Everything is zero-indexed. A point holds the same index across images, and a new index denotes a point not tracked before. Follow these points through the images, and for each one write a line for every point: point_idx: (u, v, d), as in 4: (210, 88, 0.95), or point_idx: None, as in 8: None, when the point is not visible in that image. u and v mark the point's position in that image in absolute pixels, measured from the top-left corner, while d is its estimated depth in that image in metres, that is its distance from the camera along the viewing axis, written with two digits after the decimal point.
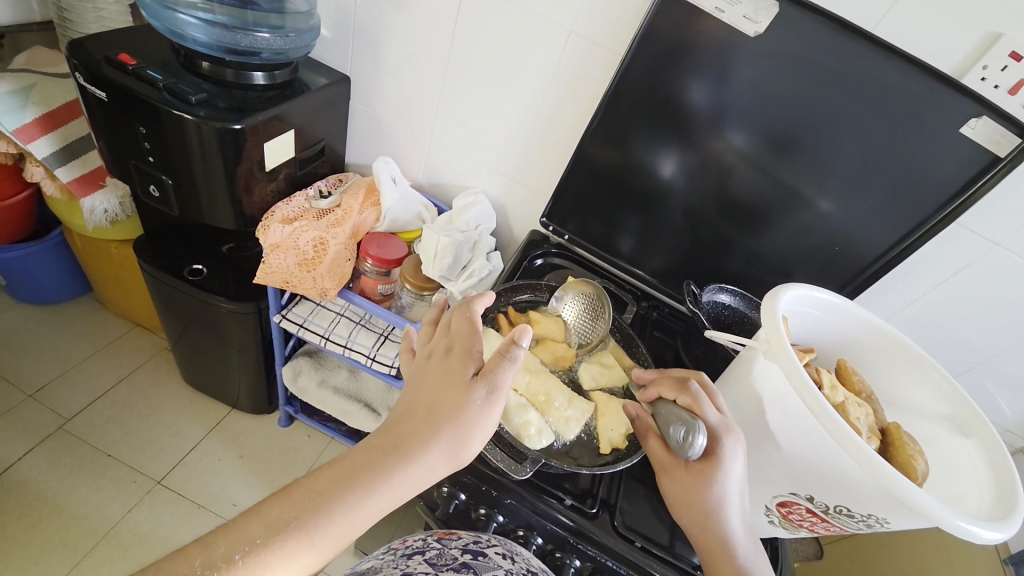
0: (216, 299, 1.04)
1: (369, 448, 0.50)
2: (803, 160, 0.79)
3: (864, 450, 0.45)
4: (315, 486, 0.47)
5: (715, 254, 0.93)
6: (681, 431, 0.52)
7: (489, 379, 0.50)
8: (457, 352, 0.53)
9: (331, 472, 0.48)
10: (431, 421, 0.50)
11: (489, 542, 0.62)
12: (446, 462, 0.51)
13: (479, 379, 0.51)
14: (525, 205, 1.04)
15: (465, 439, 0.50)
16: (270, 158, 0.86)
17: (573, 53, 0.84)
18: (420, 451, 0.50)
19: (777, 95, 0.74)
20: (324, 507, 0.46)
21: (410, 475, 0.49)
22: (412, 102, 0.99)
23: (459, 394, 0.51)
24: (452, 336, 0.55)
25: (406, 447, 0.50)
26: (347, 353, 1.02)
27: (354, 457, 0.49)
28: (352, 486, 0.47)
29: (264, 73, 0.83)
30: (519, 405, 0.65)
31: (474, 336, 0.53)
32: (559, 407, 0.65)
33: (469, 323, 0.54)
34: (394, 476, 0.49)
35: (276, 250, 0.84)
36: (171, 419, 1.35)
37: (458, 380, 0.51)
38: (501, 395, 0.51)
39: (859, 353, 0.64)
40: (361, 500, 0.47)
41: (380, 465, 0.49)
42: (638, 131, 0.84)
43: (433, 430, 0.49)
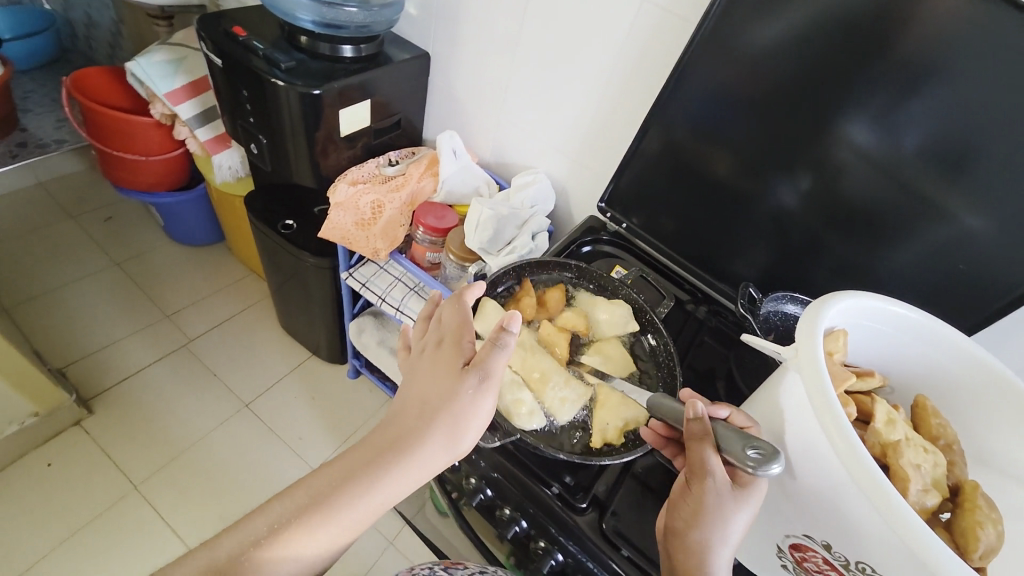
0: (301, 253, 1.18)
1: (366, 448, 0.53)
2: (920, 153, 0.63)
3: (890, 500, 0.37)
4: (316, 484, 0.51)
5: (792, 259, 0.80)
6: (752, 451, 0.41)
7: (480, 367, 0.52)
8: (450, 345, 0.55)
9: (331, 472, 0.51)
10: (427, 414, 0.52)
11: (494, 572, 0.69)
12: (445, 451, 0.53)
13: (470, 367, 0.53)
14: (585, 189, 1.00)
15: (461, 427, 0.52)
16: (347, 125, 0.94)
17: (646, 26, 0.78)
18: (418, 445, 0.52)
19: (888, 68, 0.61)
20: (325, 503, 0.49)
21: (410, 468, 0.51)
22: (485, 78, 1.01)
23: (452, 383, 0.53)
24: (446, 328, 0.57)
25: (404, 443, 0.52)
26: (398, 315, 1.09)
27: (351, 459, 0.52)
28: (353, 483, 0.50)
29: (352, 47, 0.91)
30: (513, 383, 0.62)
31: (465, 329, 0.55)
32: (553, 388, 0.62)
33: (459, 316, 0.56)
34: (394, 471, 0.51)
35: (338, 208, 0.90)
36: (264, 355, 1.56)
37: (450, 371, 0.54)
38: (492, 383, 0.53)
39: (948, 392, 0.50)
40: (360, 496, 0.50)
41: (379, 461, 0.51)
42: (709, 110, 0.76)
43: (427, 423, 0.52)
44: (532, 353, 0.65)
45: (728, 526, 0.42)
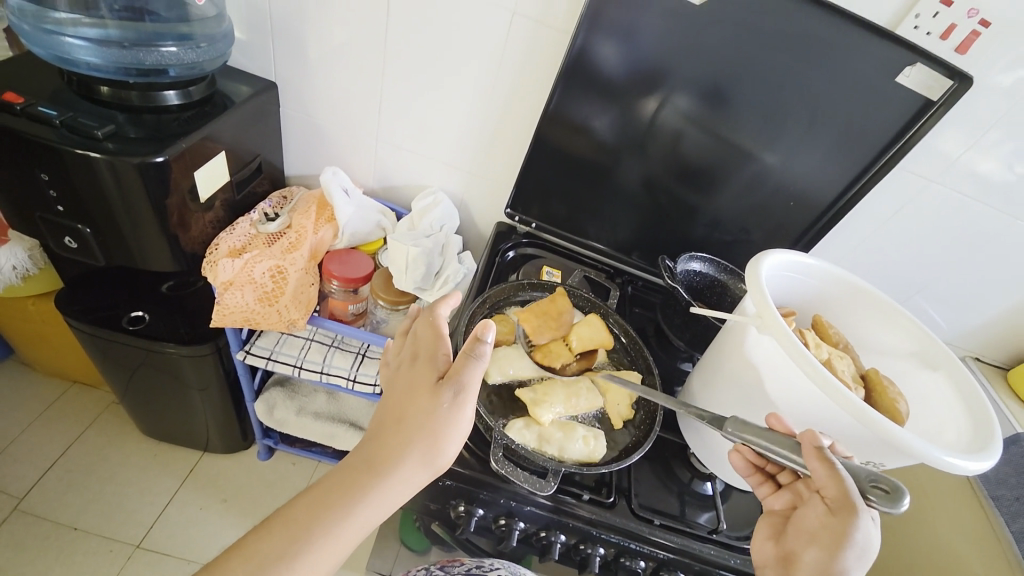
0: (164, 345, 0.95)
1: (343, 471, 0.51)
2: (756, 122, 0.81)
3: (863, 410, 0.49)
4: (292, 515, 0.48)
5: (680, 222, 0.95)
6: (878, 487, 0.45)
7: (454, 381, 0.51)
8: (424, 359, 0.54)
9: (307, 499, 0.49)
10: (402, 432, 0.51)
11: (492, 565, 0.67)
12: (425, 469, 0.51)
13: (445, 381, 0.51)
14: (486, 198, 1.01)
15: (437, 444, 0.51)
16: (203, 186, 0.78)
17: (518, 39, 0.80)
18: (396, 464, 0.50)
19: (725, 60, 0.75)
20: (306, 534, 0.47)
21: (389, 487, 0.50)
22: (349, 104, 0.92)
23: (428, 399, 0.51)
24: (418, 342, 0.55)
25: (381, 461, 0.50)
26: (325, 378, 0.97)
27: (329, 480, 0.50)
28: (333, 508, 0.48)
29: (177, 92, 0.76)
30: (563, 427, 0.64)
31: (438, 341, 0.54)
32: (581, 404, 0.66)
33: (432, 330, 0.55)
34: (374, 493, 0.49)
35: (230, 288, 0.76)
36: (138, 477, 1.26)
37: (426, 386, 0.52)
38: (468, 395, 0.51)
39: (833, 307, 0.67)
40: (342, 521, 0.48)
41: (358, 483, 0.50)
42: (595, 110, 0.83)
43: (404, 441, 0.50)
44: (550, 396, 0.65)
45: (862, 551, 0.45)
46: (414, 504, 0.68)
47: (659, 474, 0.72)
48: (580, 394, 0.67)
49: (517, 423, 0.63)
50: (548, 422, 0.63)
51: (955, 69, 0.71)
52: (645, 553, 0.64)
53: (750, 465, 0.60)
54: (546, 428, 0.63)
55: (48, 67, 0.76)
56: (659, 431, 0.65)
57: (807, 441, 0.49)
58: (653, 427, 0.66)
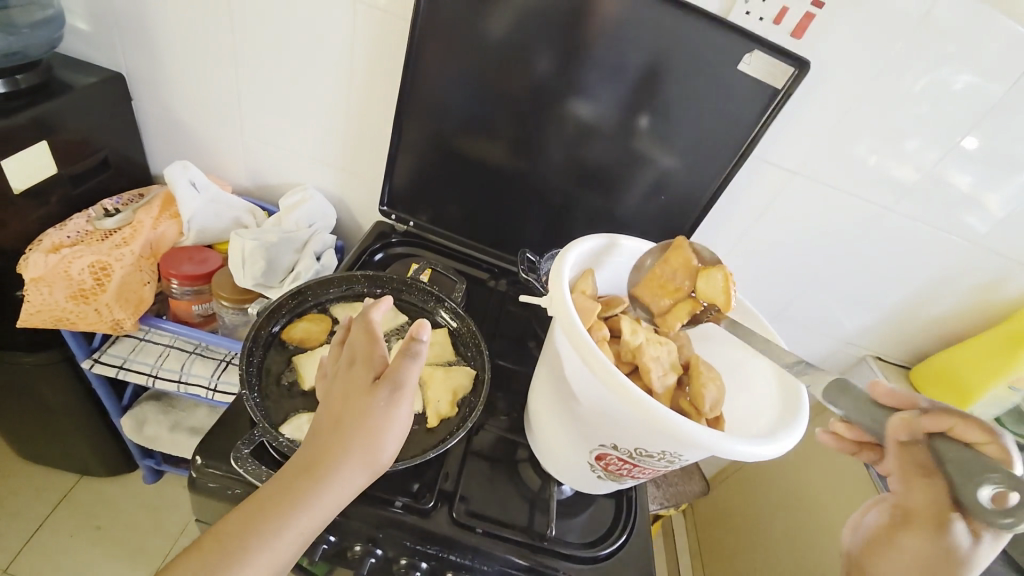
0: (12, 353, 0.88)
1: (277, 481, 0.44)
2: (616, 113, 0.78)
3: (628, 390, 0.46)
4: (223, 534, 0.42)
5: (562, 218, 0.91)
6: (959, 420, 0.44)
7: (390, 380, 0.45)
8: (359, 362, 0.48)
9: (221, 533, 0.42)
10: (336, 441, 0.45)
11: None
12: (364, 473, 0.45)
13: (380, 381, 0.46)
14: (363, 196, 0.96)
15: (374, 448, 0.45)
16: (17, 178, 0.72)
17: (366, 29, 0.77)
18: (329, 476, 0.44)
19: (574, 48, 0.73)
20: (235, 548, 0.41)
21: (320, 504, 0.44)
22: (207, 96, 0.88)
23: (363, 402, 0.46)
24: (353, 342, 0.49)
25: (309, 477, 0.44)
26: (183, 388, 0.90)
27: (247, 508, 0.43)
28: (268, 521, 0.42)
29: (3, 80, 0.71)
30: None
31: (373, 342, 0.48)
32: None
33: (366, 331, 0.49)
34: (310, 503, 0.43)
35: (37, 284, 0.70)
36: (2, 504, 1.15)
37: (361, 389, 0.46)
38: (407, 392, 0.46)
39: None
40: (276, 535, 0.42)
41: (291, 495, 0.43)
42: (452, 100, 0.80)
43: (340, 444, 0.45)
44: None
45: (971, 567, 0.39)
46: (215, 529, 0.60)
47: (499, 479, 0.66)
48: None
49: (300, 417, 0.55)
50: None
51: (797, 57, 0.69)
52: (468, 566, 0.59)
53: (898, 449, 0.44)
54: None
55: None
56: (470, 427, 0.58)
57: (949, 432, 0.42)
58: (471, 420, 0.59)
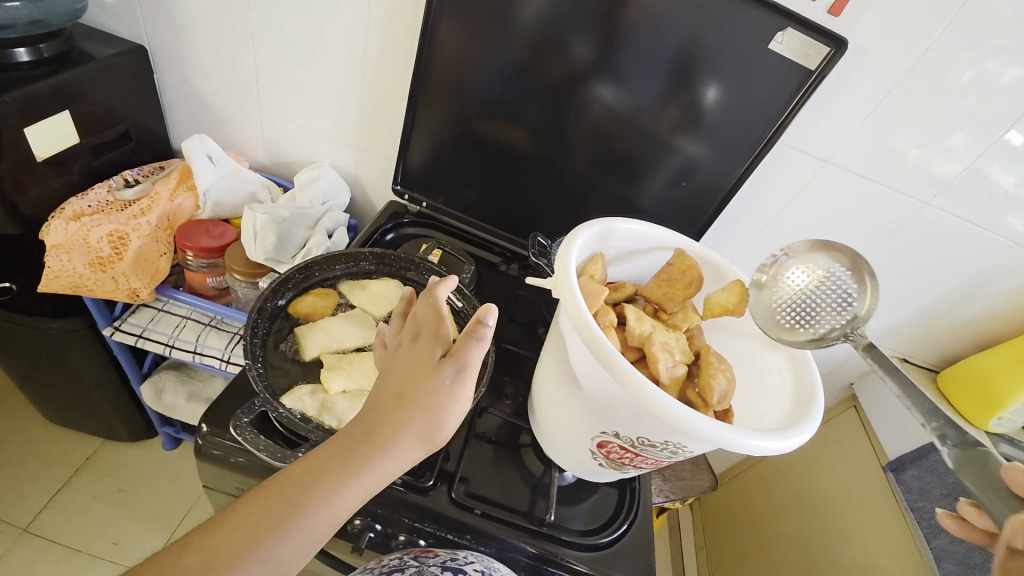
0: (36, 319, 0.91)
1: (341, 441, 0.45)
2: (638, 95, 0.75)
3: (630, 374, 0.44)
4: (287, 486, 0.43)
5: (576, 202, 0.89)
6: None
7: (456, 359, 0.45)
8: (425, 337, 0.48)
9: (285, 484, 0.43)
10: (397, 413, 0.45)
11: (467, 557, 0.56)
12: (423, 447, 0.45)
13: (445, 359, 0.46)
14: (378, 175, 0.96)
15: (436, 425, 0.45)
16: (39, 146, 0.74)
17: (381, 2, 0.75)
18: (390, 448, 0.44)
19: (597, 24, 0.70)
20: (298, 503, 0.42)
21: (379, 472, 0.44)
22: (226, 69, 0.88)
23: (427, 377, 0.46)
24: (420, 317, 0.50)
25: (371, 445, 0.44)
26: (198, 358, 0.93)
27: (309, 465, 0.44)
28: (331, 477, 0.43)
29: (27, 49, 0.75)
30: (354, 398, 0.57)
31: (441, 320, 0.48)
32: None
33: (434, 308, 0.49)
34: (370, 469, 0.43)
35: (55, 251, 0.71)
36: (34, 462, 1.22)
37: (426, 364, 0.46)
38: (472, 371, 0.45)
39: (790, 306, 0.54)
40: (337, 494, 0.43)
41: (352, 457, 0.44)
42: (468, 77, 0.78)
43: (403, 414, 0.45)
44: (349, 365, 0.59)
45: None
46: (220, 497, 0.61)
47: (501, 462, 0.65)
48: None
49: (302, 388, 0.56)
50: (335, 390, 0.56)
51: (833, 35, 0.65)
52: (466, 545, 0.59)
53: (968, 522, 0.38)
54: (332, 397, 0.56)
55: None
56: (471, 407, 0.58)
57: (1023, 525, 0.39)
58: (471, 402, 0.58)
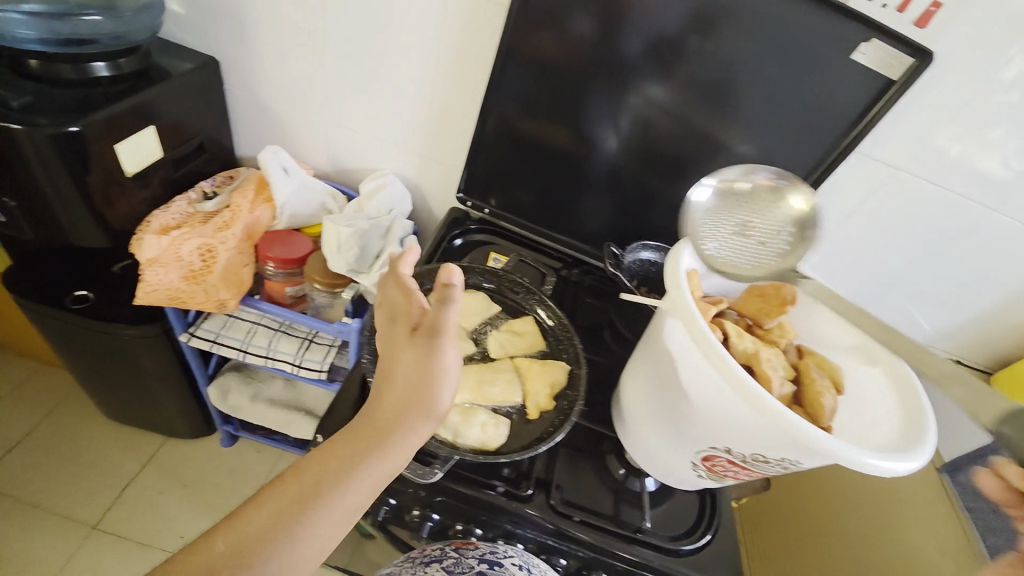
0: (113, 326, 0.95)
1: (344, 432, 0.46)
2: (711, 106, 0.75)
3: (760, 396, 0.45)
4: (297, 478, 0.43)
5: (638, 210, 0.89)
6: None
7: (431, 328, 0.45)
8: (403, 317, 0.49)
9: (293, 479, 0.43)
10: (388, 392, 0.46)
11: (506, 551, 0.61)
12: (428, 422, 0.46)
13: (423, 330, 0.46)
14: (440, 182, 0.97)
15: (427, 396, 0.45)
16: (129, 162, 0.77)
17: (455, 13, 0.76)
18: (388, 428, 0.45)
19: (677, 35, 0.70)
20: (309, 492, 0.43)
21: (386, 451, 0.44)
22: (293, 80, 0.89)
23: (409, 352, 0.46)
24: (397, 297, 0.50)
25: (372, 428, 0.45)
26: (270, 363, 0.95)
27: (314, 458, 0.44)
28: (338, 466, 0.44)
29: (106, 63, 0.74)
30: (465, 412, 0.59)
31: (413, 296, 0.49)
32: (493, 396, 0.62)
33: (406, 287, 0.49)
34: (373, 450, 0.44)
35: (152, 265, 0.75)
36: (100, 459, 1.26)
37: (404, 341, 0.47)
38: (450, 338, 0.45)
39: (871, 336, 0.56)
40: (346, 478, 0.43)
41: (354, 444, 0.45)
42: (541, 87, 0.78)
43: (400, 395, 0.45)
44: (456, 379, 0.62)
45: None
46: None
47: (588, 470, 0.68)
48: (496, 384, 0.63)
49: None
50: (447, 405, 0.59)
51: (917, 46, 0.65)
52: (563, 549, 0.62)
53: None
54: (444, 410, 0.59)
55: None
56: (572, 422, 0.60)
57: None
58: (573, 415, 0.61)
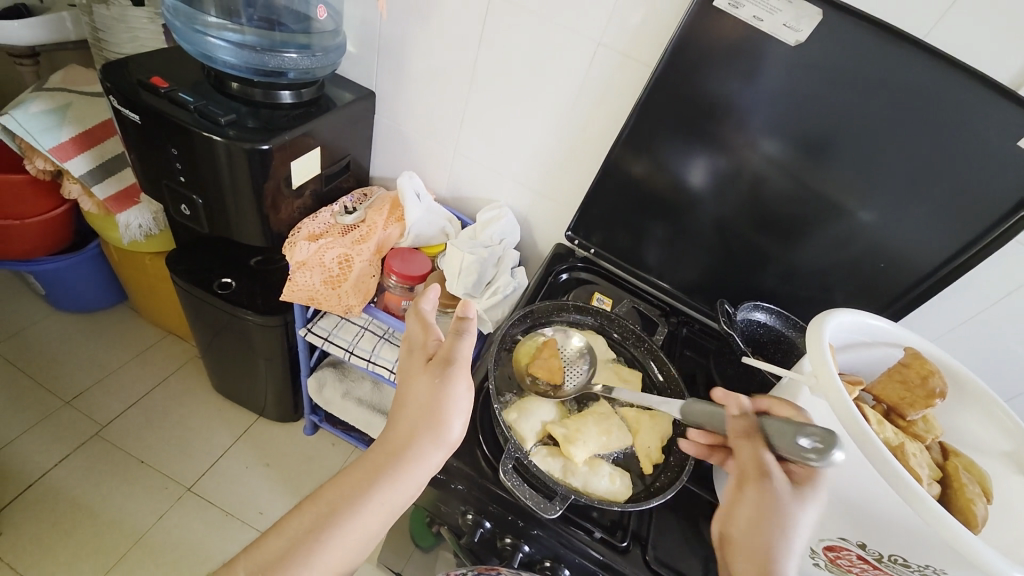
0: (244, 312, 1.07)
1: (363, 459, 0.52)
2: (849, 176, 0.73)
3: (922, 498, 0.43)
4: (319, 498, 0.49)
5: (748, 269, 0.87)
6: None
7: (445, 358, 0.54)
8: (419, 350, 0.57)
9: (313, 502, 0.49)
10: (406, 419, 0.53)
11: None
12: (438, 449, 0.53)
13: (438, 359, 0.54)
14: (550, 219, 1.02)
15: (442, 420, 0.52)
16: (297, 176, 0.88)
17: (596, 68, 0.81)
18: (405, 453, 0.51)
19: (823, 105, 0.69)
20: (330, 511, 0.48)
21: (403, 474, 0.51)
22: (434, 114, 0.98)
23: (426, 380, 0.54)
24: (410, 336, 0.58)
25: (392, 454, 0.51)
26: (371, 367, 1.02)
27: (336, 483, 0.50)
28: (353, 489, 0.49)
29: (291, 92, 0.86)
30: (591, 461, 0.63)
31: (428, 331, 0.57)
32: (610, 441, 0.65)
33: (422, 322, 0.57)
34: (391, 474, 0.50)
35: (302, 268, 0.86)
36: (200, 427, 1.40)
37: (420, 371, 0.55)
38: (460, 369, 0.54)
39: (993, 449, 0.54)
40: (365, 499, 0.49)
41: (374, 469, 0.50)
42: (668, 141, 0.80)
43: (413, 421, 0.52)
44: (582, 434, 0.64)
45: (790, 517, 0.46)
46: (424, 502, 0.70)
47: (681, 530, 0.66)
48: (613, 433, 0.66)
49: (542, 451, 0.63)
50: (579, 459, 0.61)
51: None
52: None
53: (704, 447, 0.62)
54: (572, 462, 0.62)
55: (191, 63, 0.91)
56: (690, 472, 0.64)
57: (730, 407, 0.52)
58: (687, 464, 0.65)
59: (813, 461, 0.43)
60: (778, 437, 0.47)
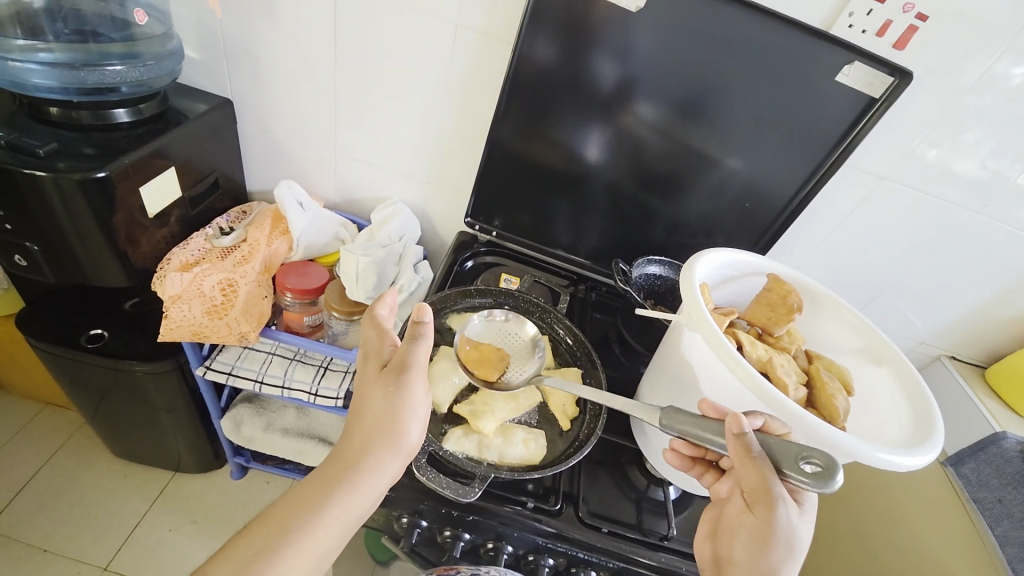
0: (127, 363, 0.95)
1: (319, 474, 0.50)
2: (707, 126, 0.79)
3: (785, 404, 0.48)
4: (269, 518, 0.46)
5: (640, 226, 0.92)
6: None
7: (398, 365, 0.51)
8: (373, 356, 0.54)
9: (264, 523, 0.46)
10: (361, 429, 0.51)
11: (490, 574, 0.64)
12: (396, 456, 0.51)
13: (392, 366, 0.52)
14: (448, 208, 1.00)
15: (398, 428, 0.51)
16: (151, 202, 0.79)
17: (461, 50, 0.80)
18: (360, 463, 0.50)
19: (674, 62, 0.74)
20: (281, 531, 0.45)
21: (360, 485, 0.49)
22: (305, 115, 0.92)
23: (381, 388, 0.52)
24: (366, 342, 0.56)
25: (348, 465, 0.49)
26: (286, 393, 0.96)
27: (289, 499, 0.48)
28: (308, 506, 0.47)
29: (127, 109, 0.77)
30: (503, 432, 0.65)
31: (382, 336, 0.54)
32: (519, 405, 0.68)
33: (376, 328, 0.54)
34: (348, 486, 0.49)
35: (177, 302, 0.78)
36: (108, 499, 1.24)
37: (375, 378, 0.52)
38: (417, 374, 0.52)
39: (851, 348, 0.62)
40: (321, 514, 0.47)
41: (330, 483, 0.49)
42: (543, 115, 0.82)
43: (368, 431, 0.50)
44: (490, 407, 0.66)
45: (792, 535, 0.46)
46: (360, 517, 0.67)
47: (610, 481, 0.70)
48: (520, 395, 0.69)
49: (456, 433, 0.64)
50: (489, 432, 0.63)
51: (895, 65, 0.69)
52: (594, 562, 0.62)
53: (687, 459, 0.59)
54: (486, 437, 0.64)
55: None
56: (603, 427, 0.66)
57: (729, 428, 0.46)
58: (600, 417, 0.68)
59: (821, 484, 0.42)
60: (779, 455, 0.46)
